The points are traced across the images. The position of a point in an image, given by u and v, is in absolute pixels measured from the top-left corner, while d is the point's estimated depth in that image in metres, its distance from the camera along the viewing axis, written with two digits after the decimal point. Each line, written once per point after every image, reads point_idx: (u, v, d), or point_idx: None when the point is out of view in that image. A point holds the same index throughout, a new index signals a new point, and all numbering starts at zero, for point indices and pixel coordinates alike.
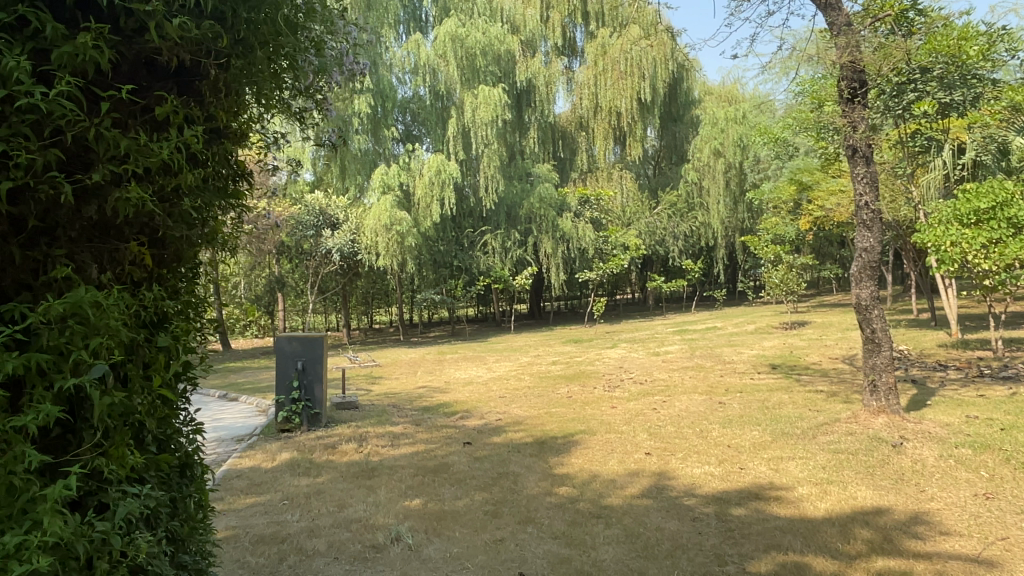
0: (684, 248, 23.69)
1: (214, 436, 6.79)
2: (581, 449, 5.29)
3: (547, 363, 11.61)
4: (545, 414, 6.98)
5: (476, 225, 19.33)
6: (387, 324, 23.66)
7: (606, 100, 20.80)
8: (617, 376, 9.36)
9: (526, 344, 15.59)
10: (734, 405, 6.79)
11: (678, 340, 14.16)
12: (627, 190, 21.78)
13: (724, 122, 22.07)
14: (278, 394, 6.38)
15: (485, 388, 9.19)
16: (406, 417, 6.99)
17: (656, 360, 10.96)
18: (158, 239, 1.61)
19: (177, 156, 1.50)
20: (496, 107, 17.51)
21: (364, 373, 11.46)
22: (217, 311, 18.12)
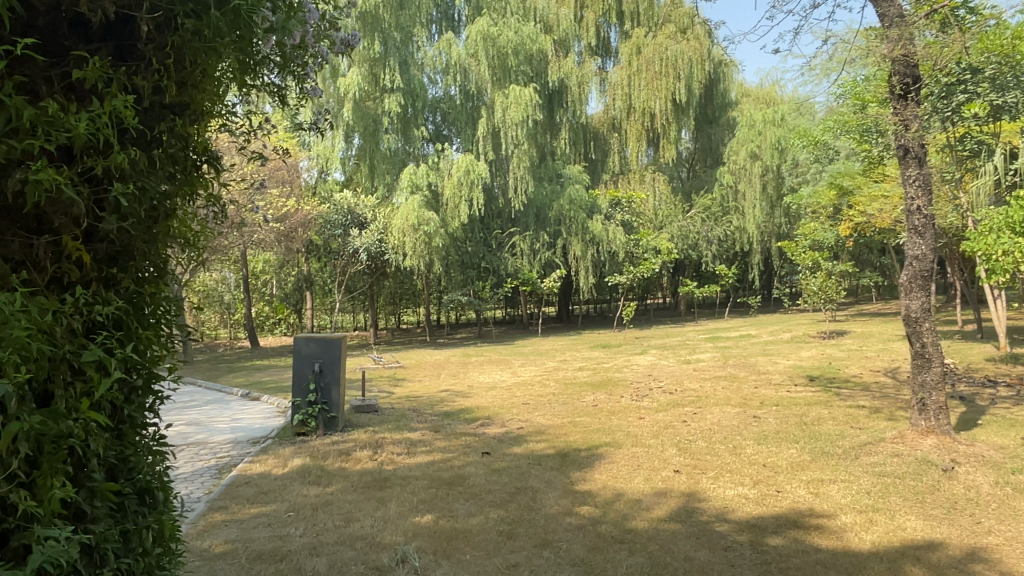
0: (718, 253, 23.17)
1: (231, 437, 6.64)
2: (606, 464, 5.02)
3: (574, 369, 11.32)
4: (569, 423, 6.71)
5: (505, 226, 19.15)
6: (415, 324, 23.56)
7: (639, 101, 20.45)
8: (645, 385, 9.05)
9: (553, 348, 15.31)
10: (769, 419, 6.44)
11: (709, 347, 13.76)
12: (659, 193, 21.36)
13: (761, 124, 21.56)
14: (295, 397, 6.20)
15: (509, 394, 8.94)
16: (425, 423, 6.77)
17: (687, 368, 10.60)
18: (92, 232, 1.44)
19: (102, 132, 1.33)
20: (527, 106, 17.24)
21: (388, 374, 11.31)
22: (246, 308, 18.16)
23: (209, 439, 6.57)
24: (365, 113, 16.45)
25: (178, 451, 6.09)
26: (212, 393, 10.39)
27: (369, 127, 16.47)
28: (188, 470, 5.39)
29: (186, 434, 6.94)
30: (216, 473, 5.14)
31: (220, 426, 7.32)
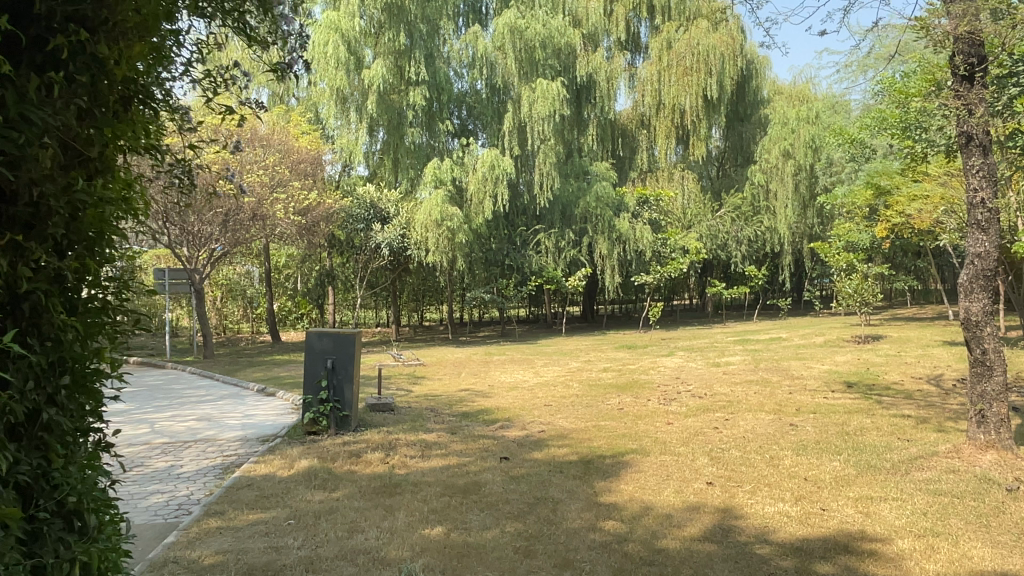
0: (748, 253, 22.57)
1: (241, 434, 6.39)
2: (632, 473, 4.66)
3: (598, 369, 10.96)
4: (593, 427, 6.35)
5: (530, 223, 18.84)
6: (437, 322, 23.30)
7: (669, 96, 20.05)
8: (673, 388, 8.64)
9: (577, 348, 14.96)
10: (807, 428, 6.02)
11: (739, 350, 13.29)
12: (689, 192, 20.85)
13: (795, 122, 21.03)
14: (306, 394, 5.92)
15: (530, 395, 8.60)
16: (442, 424, 6.46)
17: (716, 371, 10.17)
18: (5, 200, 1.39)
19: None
20: (554, 101, 16.86)
21: (407, 372, 11.03)
22: (268, 302, 18.05)
23: (219, 436, 6.33)
24: (390, 106, 16.26)
25: (185, 448, 5.85)
26: (228, 388, 10.23)
27: (392, 121, 16.33)
28: (192, 468, 5.15)
29: (196, 429, 6.71)
30: (219, 474, 4.87)
31: (232, 422, 7.09)
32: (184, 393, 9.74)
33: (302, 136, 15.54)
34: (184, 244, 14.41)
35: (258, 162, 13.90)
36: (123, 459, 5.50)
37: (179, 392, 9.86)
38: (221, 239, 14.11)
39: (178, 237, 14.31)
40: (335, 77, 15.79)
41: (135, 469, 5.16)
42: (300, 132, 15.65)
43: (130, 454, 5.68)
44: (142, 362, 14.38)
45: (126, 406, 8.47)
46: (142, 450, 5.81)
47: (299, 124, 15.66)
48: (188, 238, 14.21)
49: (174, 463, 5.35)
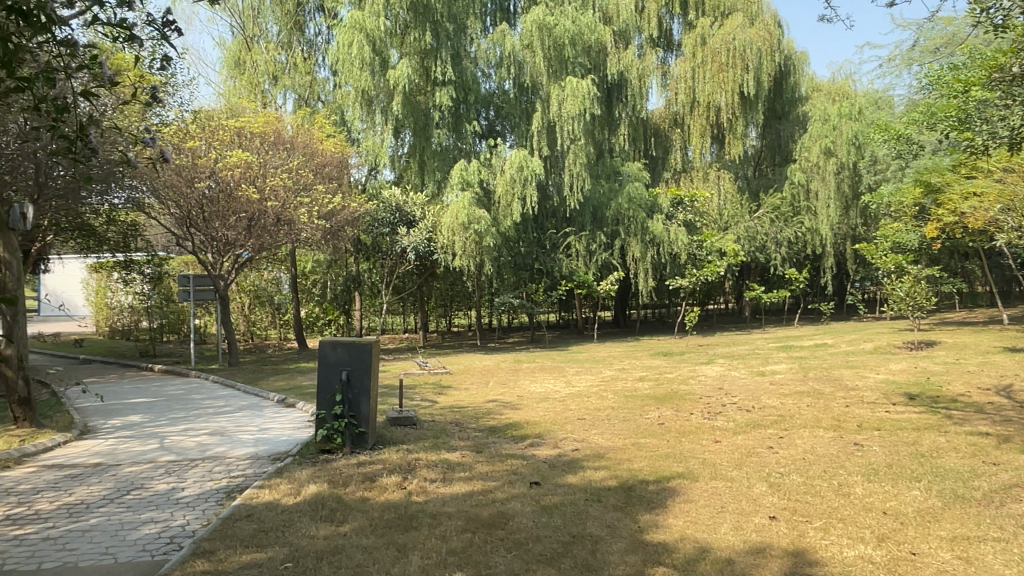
0: (788, 255, 21.64)
1: (252, 452, 5.94)
2: (681, 504, 4.10)
3: (634, 379, 10.37)
4: (632, 446, 5.78)
5: (560, 226, 18.29)
6: (465, 328, 22.80)
7: (703, 94, 19.39)
8: (716, 400, 8.02)
9: (610, 355, 14.35)
10: (875, 450, 5.38)
11: (783, 358, 12.55)
12: (725, 192, 20.08)
13: (837, 118, 20.32)
14: (320, 408, 5.46)
15: (562, 407, 8.06)
16: (467, 441, 5.95)
17: (762, 381, 9.49)
18: None
19: None
20: (585, 99, 16.29)
21: (433, 381, 10.56)
22: (294, 309, 17.75)
23: (229, 454, 5.89)
24: (416, 107, 15.97)
25: (191, 468, 5.41)
26: (248, 398, 9.87)
27: (419, 122, 16.10)
28: (194, 492, 4.69)
29: (206, 445, 6.28)
30: (221, 499, 4.40)
31: (245, 437, 6.64)
32: (201, 404, 9.40)
33: (328, 139, 15.23)
34: (210, 250, 14.24)
35: (282, 166, 13.67)
36: (123, 480, 5.07)
37: (197, 403, 9.51)
38: (246, 244, 13.88)
39: (204, 242, 14.15)
40: (360, 78, 15.49)
41: (133, 493, 4.72)
42: (325, 135, 15.32)
43: (132, 474, 5.25)
44: (167, 370, 14.18)
45: (140, 418, 8.12)
46: (145, 470, 5.38)
47: (324, 126, 15.35)
48: (214, 245, 14.04)
49: (175, 485, 4.90)
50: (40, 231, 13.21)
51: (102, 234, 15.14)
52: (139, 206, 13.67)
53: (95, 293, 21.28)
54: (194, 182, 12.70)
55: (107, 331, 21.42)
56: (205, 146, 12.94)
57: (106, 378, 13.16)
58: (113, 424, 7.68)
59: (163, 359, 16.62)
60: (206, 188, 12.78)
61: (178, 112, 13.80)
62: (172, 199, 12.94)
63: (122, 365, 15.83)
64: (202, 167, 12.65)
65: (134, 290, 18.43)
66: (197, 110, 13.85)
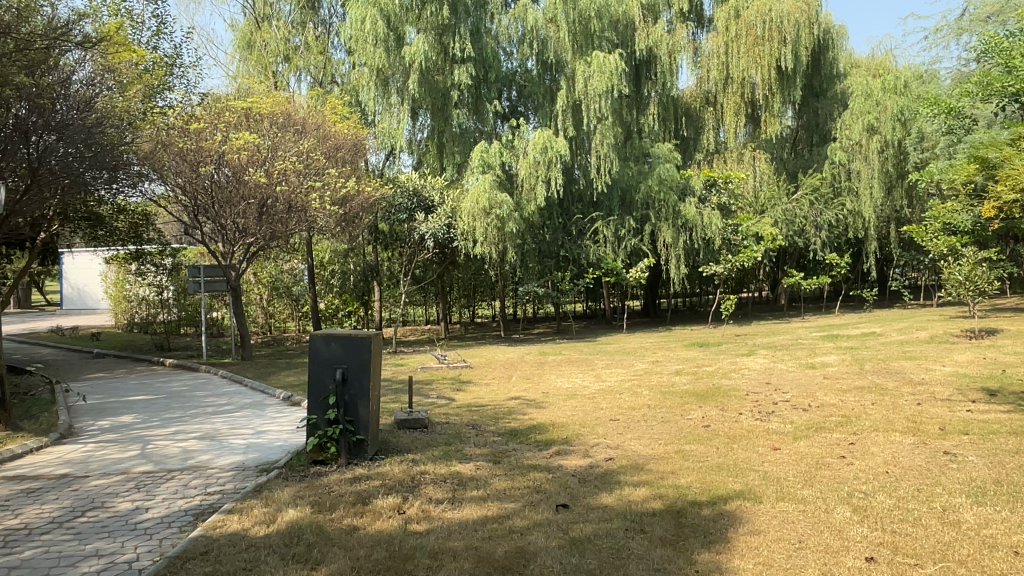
0: (829, 240, 20.46)
1: (238, 461, 5.19)
2: (748, 538, 3.28)
3: (670, 372, 9.52)
4: (676, 454, 4.94)
5: (586, 211, 17.36)
6: (490, 319, 22.05)
7: (737, 70, 18.31)
8: (767, 398, 7.12)
9: (641, 346, 13.50)
10: (973, 464, 4.48)
11: (831, 348, 11.57)
12: (761, 173, 18.92)
13: (880, 93, 19.13)
14: (311, 412, 4.70)
15: (592, 405, 7.25)
16: (484, 448, 5.15)
17: (814, 375, 8.56)
18: None
19: None
20: (612, 75, 15.40)
21: (452, 375, 9.81)
22: (310, 300, 17.08)
23: (212, 464, 5.15)
24: (434, 87, 15.24)
25: (165, 482, 4.67)
26: (253, 395, 9.19)
27: (437, 103, 15.37)
28: (157, 515, 3.94)
29: (191, 453, 5.55)
30: (184, 526, 3.64)
31: (235, 443, 5.91)
32: (202, 402, 8.74)
33: (341, 121, 14.50)
34: (220, 239, 13.61)
35: (293, 148, 12.94)
36: (82, 496, 4.34)
37: (199, 401, 8.84)
38: (258, 233, 13.20)
39: (215, 232, 13.52)
40: (374, 55, 14.80)
41: (89, 515, 3.99)
42: (339, 117, 14.59)
43: (95, 489, 4.53)
44: (177, 365, 13.61)
45: (131, 419, 7.44)
46: (113, 484, 4.65)
47: (337, 107, 14.66)
48: (225, 235, 13.37)
49: (138, 505, 4.16)
50: (46, 221, 12.66)
51: (112, 224, 14.62)
52: (147, 194, 13.09)
53: (113, 286, 20.91)
54: (200, 167, 12.03)
55: (126, 325, 21.06)
56: (210, 129, 12.27)
57: (114, 374, 12.59)
58: (100, 425, 6.99)
59: (178, 354, 16.08)
60: (212, 173, 12.14)
61: (185, 94, 13.20)
62: (180, 186, 12.34)
63: (135, 359, 15.32)
64: (208, 150, 11.99)
65: (149, 282, 17.96)
66: (206, 93, 13.25)
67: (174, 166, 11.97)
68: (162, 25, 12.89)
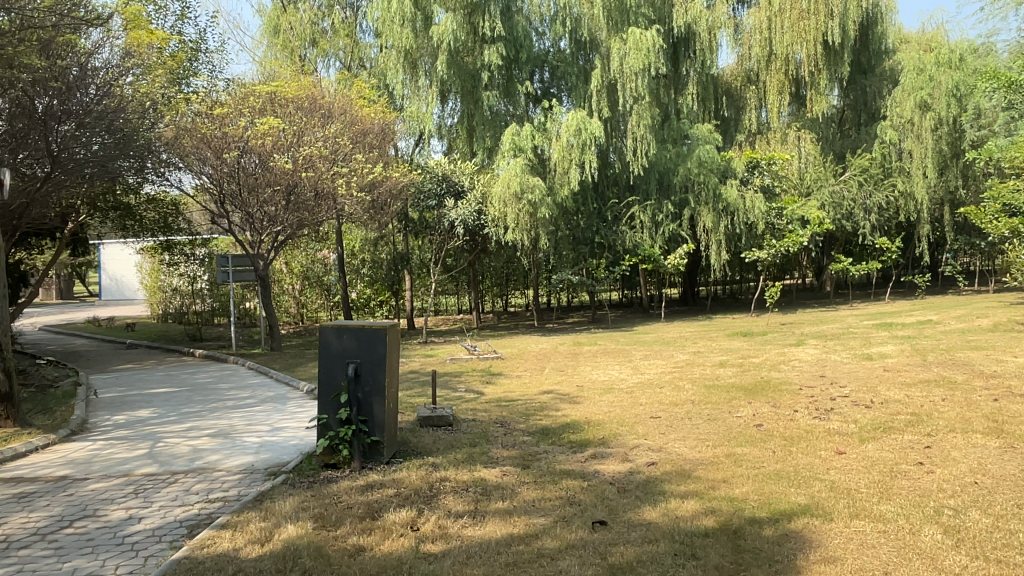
0: (878, 223, 19.44)
1: (247, 462, 4.81)
2: (821, 567, 2.76)
3: (714, 363, 8.94)
4: (727, 459, 4.40)
5: (622, 196, 16.74)
6: (523, 308, 21.60)
7: (781, 46, 17.43)
8: (823, 394, 6.52)
9: (681, 336, 12.90)
10: None
11: (887, 338, 10.83)
12: (806, 154, 18.01)
13: (933, 68, 18.21)
14: (321, 411, 4.26)
15: (631, 400, 6.73)
16: (512, 450, 4.68)
17: (873, 367, 7.91)
18: None
19: None
20: (649, 53, 14.75)
21: (482, 367, 9.38)
22: (340, 290, 16.79)
23: (220, 465, 4.77)
24: (463, 69, 14.74)
25: (165, 488, 4.31)
26: (277, 388, 8.90)
27: (466, 85, 14.90)
28: (148, 527, 3.55)
29: (199, 453, 5.19)
30: (173, 542, 3.25)
31: (248, 441, 5.54)
32: (224, 395, 8.45)
33: (368, 105, 14.10)
34: (248, 229, 13.32)
35: (319, 133, 12.56)
36: (74, 504, 3.99)
37: (221, 394, 8.55)
38: (286, 222, 12.87)
39: (242, 220, 13.24)
40: (402, 36, 14.40)
41: (75, 526, 3.63)
42: (366, 101, 14.20)
43: (90, 495, 4.18)
44: (206, 356, 13.45)
45: (148, 413, 7.16)
46: (110, 489, 4.31)
47: (364, 91, 14.29)
48: (251, 224, 13.10)
49: (131, 515, 3.79)
50: (73, 211, 12.54)
51: (141, 214, 14.49)
52: (173, 182, 12.87)
53: (147, 276, 20.96)
54: (224, 154, 11.69)
55: (160, 315, 21.11)
56: (235, 115, 11.95)
57: (143, 365, 12.43)
58: (115, 421, 6.72)
59: (209, 344, 15.95)
60: (238, 159, 11.79)
61: (210, 80, 12.93)
62: (205, 174, 12.08)
63: (166, 350, 15.21)
64: (232, 136, 11.65)
65: (182, 273, 17.96)
66: (231, 79, 12.97)
67: (198, 152, 11.65)
68: (186, 9, 12.62)
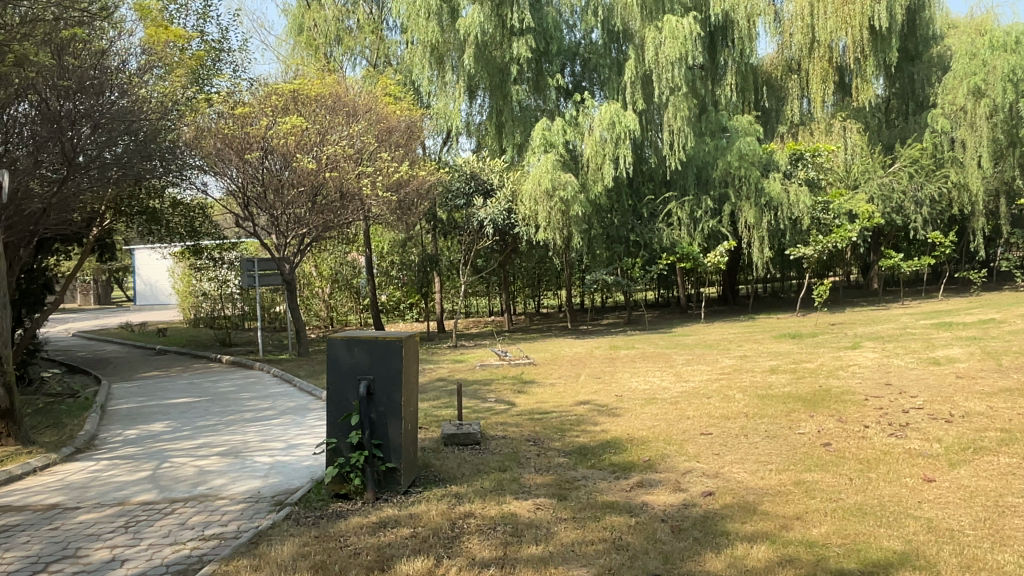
0: (930, 217, 18.40)
1: (254, 488, 4.34)
2: None
3: (764, 369, 8.27)
4: (795, 489, 3.80)
5: (658, 191, 16.08)
6: (556, 310, 21.04)
7: (824, 32, 16.62)
8: (892, 406, 5.84)
9: (723, 338, 12.22)
10: None
11: (950, 339, 10.01)
12: (853, 145, 17.04)
13: (987, 51, 17.21)
14: (330, 435, 3.77)
15: (676, 412, 6.13)
16: (547, 476, 4.14)
17: (943, 373, 7.16)
18: None
19: None
20: (685, 41, 14.10)
21: (513, 374, 8.85)
22: (369, 293, 16.42)
23: (223, 493, 4.31)
24: (491, 63, 14.25)
25: (159, 521, 3.85)
26: (298, 397, 8.50)
27: (495, 80, 14.42)
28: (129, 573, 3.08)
29: (203, 476, 4.74)
30: None
31: (259, 461, 5.09)
32: (243, 406, 8.07)
33: (395, 103, 13.67)
34: (274, 232, 13.00)
35: (344, 132, 12.15)
36: (57, 541, 3.56)
37: (240, 404, 8.18)
38: (311, 224, 12.51)
39: (268, 224, 12.92)
40: (428, 30, 14.01)
41: (50, 571, 3.18)
42: (392, 98, 13.79)
43: (76, 530, 3.75)
44: (233, 362, 13.18)
45: (161, 428, 6.79)
46: (99, 523, 3.87)
47: (390, 88, 13.88)
48: (276, 227, 12.78)
49: (115, 555, 3.34)
50: (99, 217, 12.36)
51: (168, 219, 14.29)
52: (199, 186, 12.64)
53: (179, 281, 20.91)
54: (246, 155, 11.40)
55: (192, 319, 21.04)
56: (259, 114, 11.61)
57: (168, 372, 12.18)
58: (125, 437, 6.36)
59: (237, 349, 15.69)
60: (260, 160, 11.45)
61: (233, 80, 12.64)
62: (228, 176, 11.78)
63: (194, 355, 15.02)
64: (254, 136, 11.29)
65: (212, 277, 17.84)
66: (254, 78, 12.66)
67: (221, 154, 11.34)
68: (208, 8, 12.36)
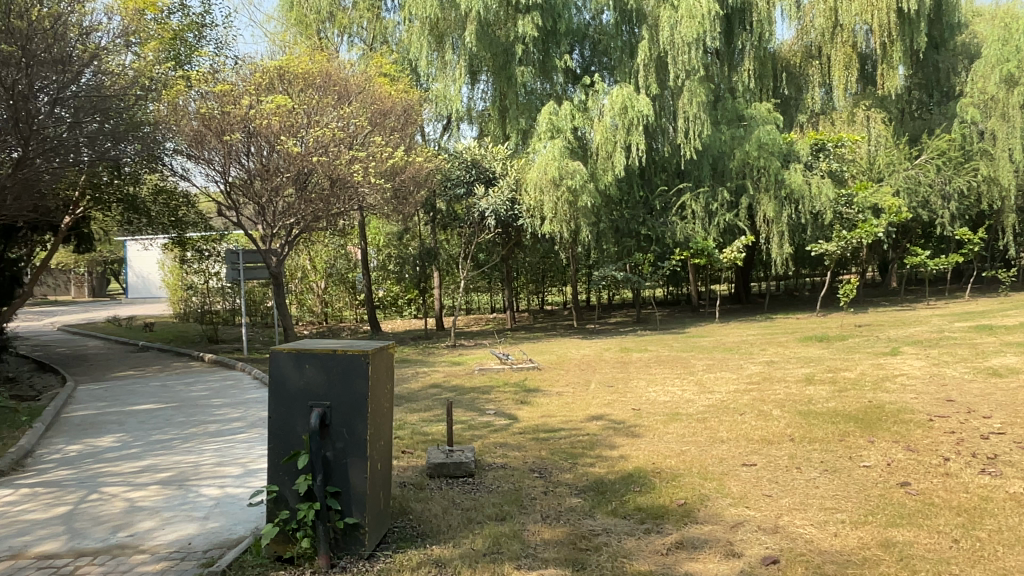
0: (958, 212, 17.39)
1: (184, 538, 3.42)
2: None
3: (798, 378, 7.33)
4: (887, 557, 2.86)
5: (671, 182, 15.07)
6: (561, 307, 20.10)
7: (848, 15, 15.61)
8: (966, 429, 4.89)
9: (743, 339, 11.26)
10: None
11: (997, 344, 9.06)
12: (876, 135, 16.07)
13: (1020, 37, 16.23)
14: (273, 480, 2.86)
15: (707, 433, 5.19)
16: (558, 529, 3.21)
17: (1011, 387, 6.20)
18: None
19: None
20: (703, 19, 13.13)
21: (515, 381, 7.92)
22: (363, 288, 15.52)
23: (145, 544, 3.38)
24: (494, 42, 13.32)
25: None
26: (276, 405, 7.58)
27: (498, 61, 13.51)
28: None
29: (130, 517, 3.81)
30: None
31: (204, 495, 4.17)
32: (211, 415, 7.15)
33: (390, 84, 12.75)
34: (259, 222, 12.07)
35: (334, 114, 11.22)
36: None
37: (209, 413, 7.26)
38: (299, 213, 11.58)
39: (252, 213, 11.97)
40: (428, 6, 13.13)
41: None
42: (387, 79, 12.86)
43: None
44: (215, 361, 12.29)
45: (108, 443, 5.87)
46: None
47: (385, 70, 12.96)
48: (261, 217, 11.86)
49: None
50: (70, 203, 11.44)
51: (149, 208, 13.38)
52: (179, 172, 11.72)
53: (168, 274, 20.01)
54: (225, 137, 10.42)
55: (180, 314, 20.14)
56: (241, 92, 10.67)
57: (144, 372, 11.26)
58: (63, 454, 5.46)
59: (223, 347, 14.79)
60: (241, 143, 10.49)
61: (215, 58, 11.70)
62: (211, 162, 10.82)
63: (178, 352, 14.14)
64: (235, 116, 10.28)
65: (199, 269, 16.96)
66: (239, 56, 11.73)
67: (199, 136, 10.38)
68: None
